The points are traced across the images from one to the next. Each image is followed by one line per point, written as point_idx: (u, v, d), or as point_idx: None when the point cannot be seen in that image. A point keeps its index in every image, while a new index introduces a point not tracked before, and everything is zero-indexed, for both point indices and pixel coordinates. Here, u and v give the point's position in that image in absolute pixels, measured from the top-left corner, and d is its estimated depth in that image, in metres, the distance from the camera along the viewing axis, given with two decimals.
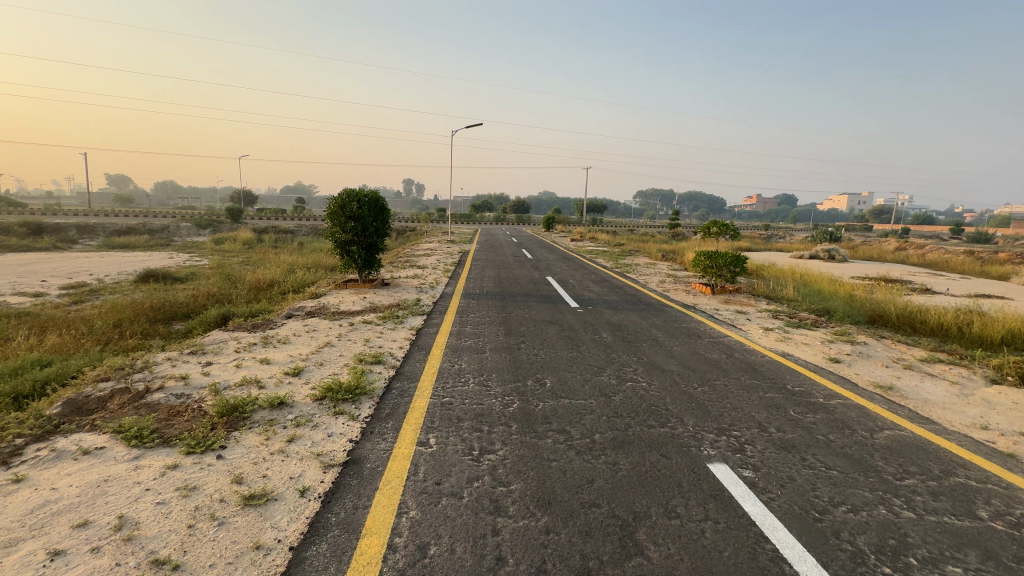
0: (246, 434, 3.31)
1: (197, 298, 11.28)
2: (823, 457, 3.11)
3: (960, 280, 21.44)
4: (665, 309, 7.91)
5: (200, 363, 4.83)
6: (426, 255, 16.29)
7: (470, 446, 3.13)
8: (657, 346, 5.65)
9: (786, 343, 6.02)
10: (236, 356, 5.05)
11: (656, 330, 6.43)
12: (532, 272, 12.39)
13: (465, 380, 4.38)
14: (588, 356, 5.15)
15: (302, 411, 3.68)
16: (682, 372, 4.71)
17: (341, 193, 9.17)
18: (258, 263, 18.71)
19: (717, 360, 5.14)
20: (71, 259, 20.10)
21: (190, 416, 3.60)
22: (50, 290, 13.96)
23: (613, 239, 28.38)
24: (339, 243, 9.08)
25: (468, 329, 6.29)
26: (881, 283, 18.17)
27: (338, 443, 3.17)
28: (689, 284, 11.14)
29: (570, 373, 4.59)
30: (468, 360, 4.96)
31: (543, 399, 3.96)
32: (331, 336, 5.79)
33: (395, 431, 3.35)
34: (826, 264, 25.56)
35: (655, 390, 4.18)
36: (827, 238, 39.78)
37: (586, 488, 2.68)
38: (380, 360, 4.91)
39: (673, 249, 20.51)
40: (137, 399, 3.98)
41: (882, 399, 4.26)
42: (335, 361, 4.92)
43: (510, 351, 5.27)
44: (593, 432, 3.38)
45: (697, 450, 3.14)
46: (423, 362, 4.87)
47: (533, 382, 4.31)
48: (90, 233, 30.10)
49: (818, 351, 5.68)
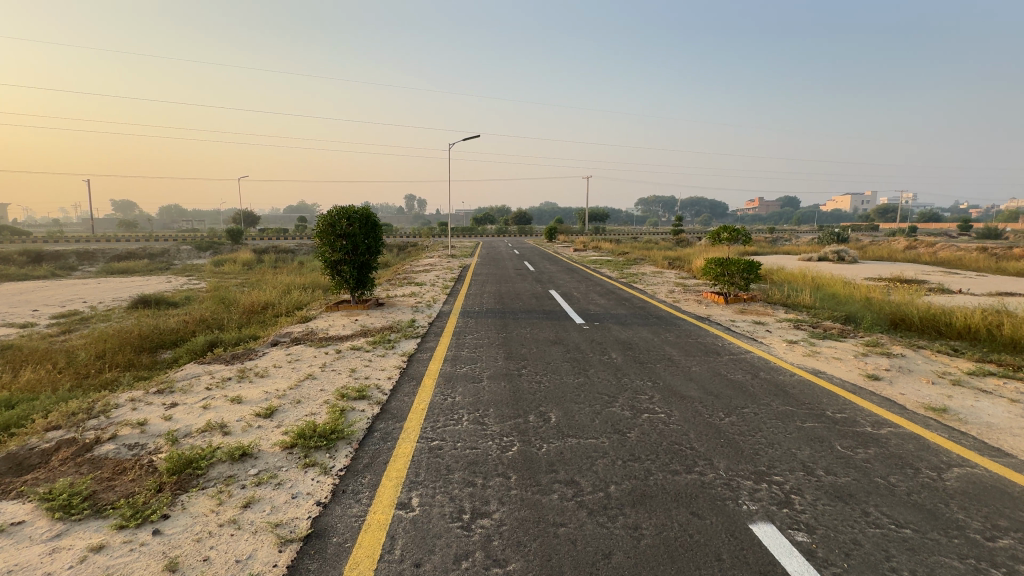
0: (196, 499, 2.79)
1: (187, 325, 10.83)
2: (889, 511, 2.55)
3: (976, 278, 20.73)
4: (677, 323, 7.37)
5: (165, 405, 4.32)
6: (425, 272, 15.79)
7: (459, 509, 2.59)
8: (673, 367, 5.09)
9: (815, 358, 5.45)
10: (206, 395, 4.53)
11: (670, 347, 5.89)
12: (535, 286, 11.87)
13: (458, 418, 3.84)
14: (597, 382, 4.59)
15: (266, 465, 3.16)
16: (705, 398, 4.17)
17: (330, 210, 8.75)
18: (256, 284, 18.33)
19: (742, 383, 4.58)
20: (67, 287, 19.87)
21: (137, 475, 3.08)
22: (40, 320, 13.57)
23: (617, 248, 27.90)
24: (328, 262, 8.60)
25: (465, 353, 5.75)
26: (897, 284, 17.53)
27: (303, 508, 2.65)
28: (700, 293, 10.57)
29: (578, 404, 4.04)
30: (463, 392, 4.42)
31: (547, 439, 3.41)
32: (314, 367, 5.28)
33: (371, 488, 2.83)
34: (836, 265, 25.00)
35: (676, 424, 3.63)
36: (834, 238, 39.25)
37: (602, 566, 2.14)
38: (365, 395, 4.39)
39: (678, 256, 19.97)
40: (83, 451, 3.47)
41: (940, 426, 3.68)
42: (315, 397, 4.40)
43: (510, 379, 4.72)
44: (607, 483, 2.83)
45: (734, 505, 2.59)
46: (412, 396, 4.33)
47: (535, 418, 3.76)
48: (89, 260, 29.96)
49: (853, 367, 5.10)
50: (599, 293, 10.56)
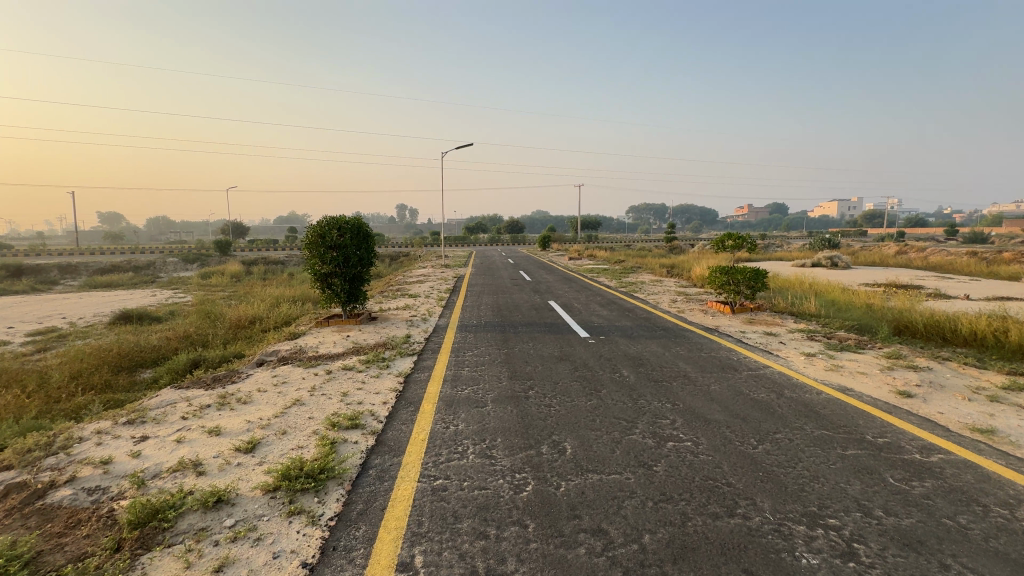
0: (160, 560, 2.38)
1: (169, 343, 10.31)
2: (972, 563, 2.19)
3: (969, 283, 20.77)
4: (686, 336, 7.05)
5: (134, 439, 3.88)
6: (418, 282, 15.35)
7: (471, 571, 2.19)
8: (691, 385, 4.74)
9: (838, 373, 5.13)
10: (181, 427, 4.09)
11: (683, 363, 5.54)
12: (533, 297, 11.51)
13: (463, 450, 3.45)
14: (613, 405, 4.22)
15: (244, 514, 2.74)
16: (732, 423, 3.81)
17: (320, 220, 8.35)
18: (243, 298, 17.79)
19: (768, 403, 4.23)
20: (46, 302, 19.15)
21: (93, 529, 2.65)
22: (14, 337, 12.95)
23: (612, 256, 27.65)
24: (318, 275, 8.17)
25: (465, 372, 5.35)
26: (893, 290, 17.44)
27: (286, 571, 2.25)
28: (703, 302, 10.28)
29: (594, 431, 3.67)
30: (467, 418, 4.03)
31: (565, 475, 3.03)
32: (302, 391, 4.86)
33: (367, 544, 2.42)
34: (830, 272, 24.98)
35: (706, 455, 3.27)
36: (825, 245, 39.70)
37: None
38: (358, 424, 3.98)
39: (674, 264, 19.80)
40: (34, 498, 3.03)
41: (992, 450, 3.36)
42: (303, 427, 3.98)
43: (517, 403, 4.33)
44: (640, 532, 2.45)
45: (791, 558, 2.23)
46: (410, 425, 3.92)
47: (549, 449, 3.39)
48: (71, 274, 29.18)
49: (882, 384, 4.77)
50: (600, 304, 10.24)
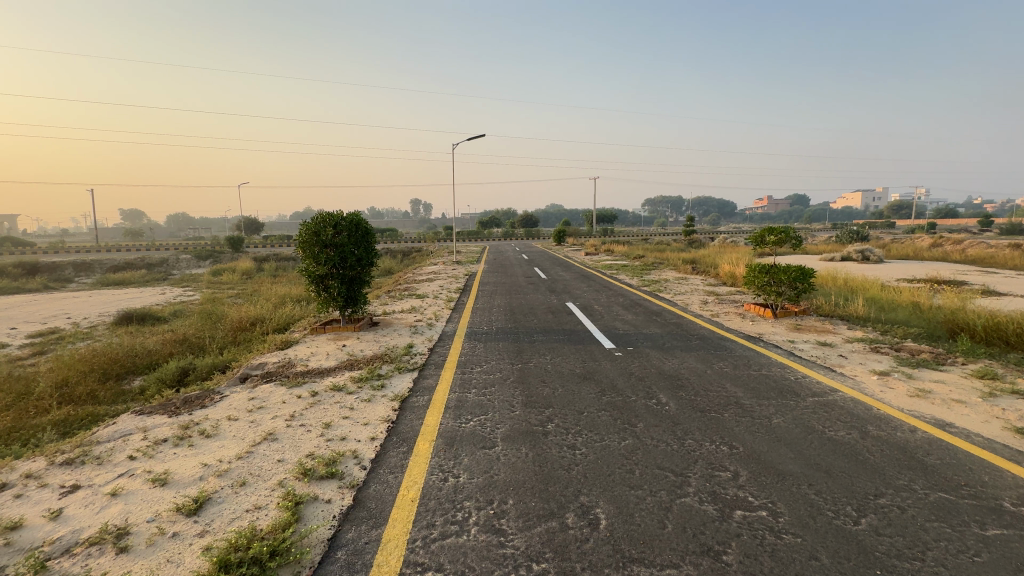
0: None
1: (163, 347, 9.75)
2: None
3: (1018, 277, 19.26)
4: (727, 347, 6.11)
5: (61, 490, 3.14)
6: (427, 281, 14.59)
7: None
8: (747, 419, 3.84)
9: (929, 400, 4.18)
10: (123, 472, 3.34)
11: (731, 385, 4.65)
12: (549, 298, 10.66)
13: (463, 520, 2.61)
14: (654, 448, 3.35)
15: None
16: (814, 479, 2.92)
17: (315, 217, 7.60)
18: (249, 297, 17.31)
19: (853, 448, 3.32)
20: (55, 300, 18.96)
21: None
22: (15, 338, 12.63)
23: (631, 251, 26.44)
24: (313, 276, 7.45)
25: (472, 396, 4.52)
26: (938, 287, 16.13)
27: None
28: (737, 304, 9.30)
29: (636, 491, 2.81)
30: (471, 467, 3.19)
31: (601, 569, 2.19)
32: (279, 421, 4.09)
33: None
34: (862, 266, 23.60)
35: (793, 536, 2.39)
36: (852, 236, 38.29)
37: None
38: (335, 472, 3.18)
39: (697, 259, 18.71)
40: None
41: None
42: (268, 474, 3.20)
43: (533, 443, 3.49)
44: None
45: None
46: (400, 477, 3.10)
47: (577, 522, 2.54)
48: (85, 271, 29.27)
49: (989, 418, 3.79)
50: (623, 306, 9.34)
